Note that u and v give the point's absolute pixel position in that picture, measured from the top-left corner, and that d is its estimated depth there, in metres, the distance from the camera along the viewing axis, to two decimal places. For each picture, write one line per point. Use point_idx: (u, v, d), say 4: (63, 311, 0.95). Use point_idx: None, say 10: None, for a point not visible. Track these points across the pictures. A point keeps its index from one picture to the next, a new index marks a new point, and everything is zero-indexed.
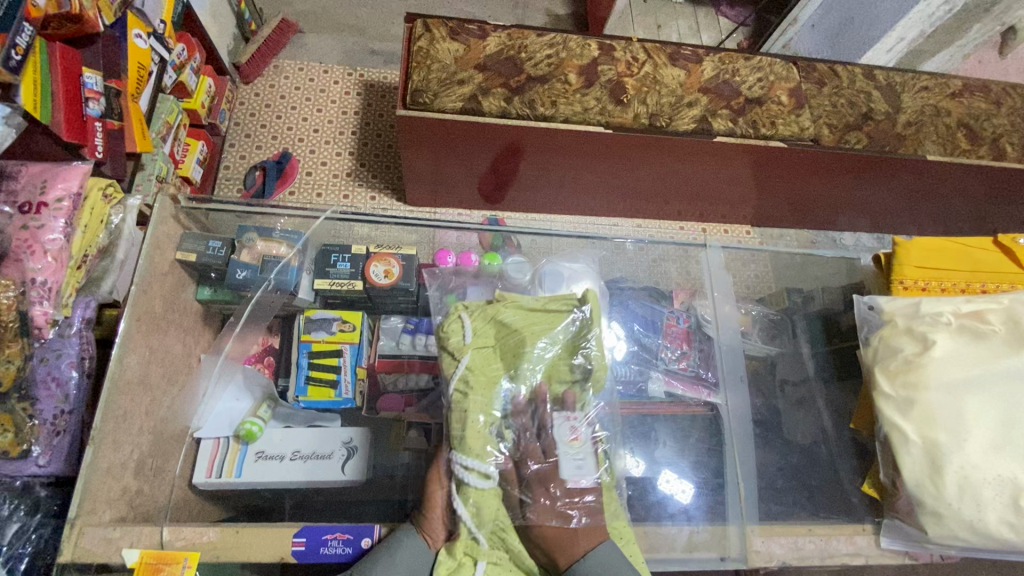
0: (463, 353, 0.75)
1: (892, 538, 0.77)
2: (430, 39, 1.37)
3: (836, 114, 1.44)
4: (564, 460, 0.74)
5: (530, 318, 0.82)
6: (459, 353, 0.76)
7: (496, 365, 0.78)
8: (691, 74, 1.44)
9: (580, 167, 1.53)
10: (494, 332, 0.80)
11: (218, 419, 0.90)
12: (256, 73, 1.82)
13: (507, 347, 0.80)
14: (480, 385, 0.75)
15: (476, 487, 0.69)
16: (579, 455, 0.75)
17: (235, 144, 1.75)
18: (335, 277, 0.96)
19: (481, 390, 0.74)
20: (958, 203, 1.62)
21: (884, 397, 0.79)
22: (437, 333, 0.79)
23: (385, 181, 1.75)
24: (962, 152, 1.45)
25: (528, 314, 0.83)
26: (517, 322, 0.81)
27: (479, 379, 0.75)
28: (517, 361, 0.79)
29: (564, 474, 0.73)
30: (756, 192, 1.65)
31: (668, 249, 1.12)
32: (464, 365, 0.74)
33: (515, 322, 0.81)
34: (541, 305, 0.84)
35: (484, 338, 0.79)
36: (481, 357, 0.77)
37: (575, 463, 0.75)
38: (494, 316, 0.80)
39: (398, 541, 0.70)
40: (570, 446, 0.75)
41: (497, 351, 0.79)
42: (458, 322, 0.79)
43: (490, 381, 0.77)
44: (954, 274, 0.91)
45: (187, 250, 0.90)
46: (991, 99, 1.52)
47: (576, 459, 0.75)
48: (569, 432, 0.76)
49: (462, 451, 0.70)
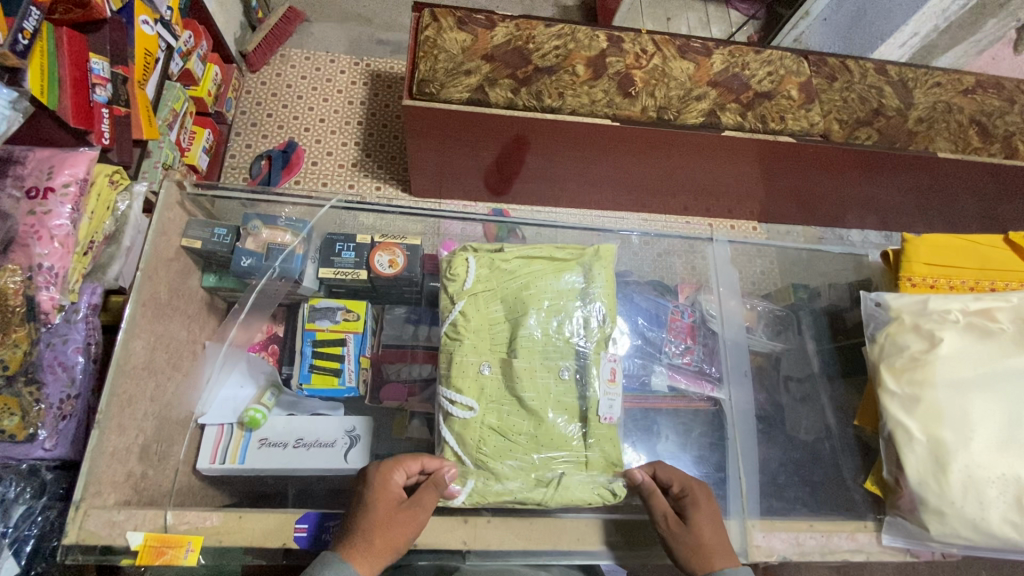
0: (459, 298, 0.85)
1: (893, 536, 0.76)
2: (437, 28, 1.36)
3: (847, 109, 1.42)
4: (599, 398, 0.82)
5: (534, 265, 0.90)
6: (456, 298, 0.86)
7: (497, 307, 0.86)
8: (700, 66, 1.42)
9: (587, 160, 1.52)
10: (496, 276, 0.88)
11: (222, 406, 0.90)
12: (261, 62, 1.82)
13: (508, 290, 0.87)
14: (473, 327, 0.83)
15: (460, 416, 0.78)
16: (613, 395, 0.83)
17: (240, 133, 1.75)
18: (339, 266, 0.96)
19: (472, 334, 0.83)
20: (967, 202, 1.61)
21: (889, 394, 0.78)
22: (445, 275, 0.89)
23: (391, 171, 1.75)
24: (974, 149, 1.43)
25: (530, 260, 0.91)
26: (518, 268, 0.89)
27: (471, 322, 0.84)
28: (519, 302, 0.86)
29: (597, 409, 0.81)
30: (764, 187, 1.64)
31: (674, 243, 1.10)
32: (458, 309, 0.84)
33: (517, 269, 0.89)
34: (550, 255, 0.92)
35: (486, 280, 0.87)
36: (481, 303, 0.86)
37: (608, 403, 0.82)
38: (496, 260, 0.89)
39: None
40: (608, 385, 0.83)
41: (498, 294, 0.87)
42: (463, 267, 0.88)
43: (488, 324, 0.85)
44: (964, 271, 0.90)
45: (193, 237, 0.90)
46: (1004, 96, 1.49)
47: (610, 399, 0.82)
48: (608, 372, 0.84)
49: (448, 387, 0.80)
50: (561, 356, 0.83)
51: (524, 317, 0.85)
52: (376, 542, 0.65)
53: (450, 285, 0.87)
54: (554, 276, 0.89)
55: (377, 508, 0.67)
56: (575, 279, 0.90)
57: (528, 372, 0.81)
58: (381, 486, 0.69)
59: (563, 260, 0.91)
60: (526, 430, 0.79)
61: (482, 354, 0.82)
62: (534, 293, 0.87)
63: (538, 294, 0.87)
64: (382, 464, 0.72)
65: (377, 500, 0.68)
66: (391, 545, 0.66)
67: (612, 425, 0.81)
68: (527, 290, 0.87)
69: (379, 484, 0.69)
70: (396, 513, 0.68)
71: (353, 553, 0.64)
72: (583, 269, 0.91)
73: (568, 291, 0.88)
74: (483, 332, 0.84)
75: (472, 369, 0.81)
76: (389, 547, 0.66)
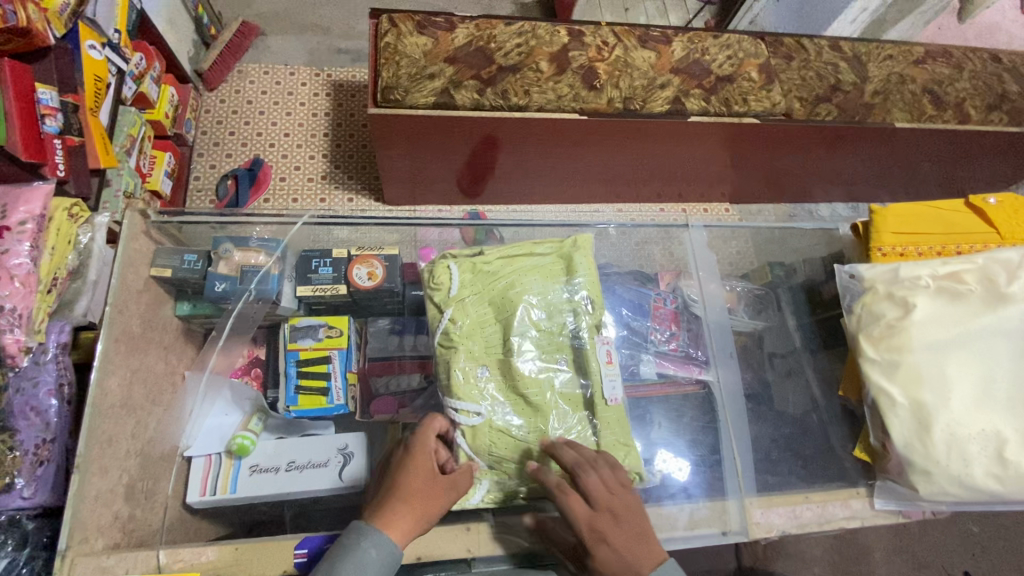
0: (447, 305, 0.84)
1: (885, 500, 0.79)
2: (398, 33, 1.35)
3: (806, 87, 1.45)
4: (602, 381, 0.82)
5: (514, 261, 0.90)
6: (444, 306, 0.85)
7: (487, 309, 0.86)
8: (661, 55, 1.44)
9: (558, 156, 1.53)
10: (480, 278, 0.88)
11: (208, 436, 0.89)
12: (220, 80, 1.78)
13: (494, 291, 0.86)
14: (465, 333, 0.83)
15: (468, 425, 0.77)
16: (615, 377, 0.83)
17: (204, 153, 1.71)
18: (317, 282, 0.94)
19: (465, 340, 0.82)
20: (928, 166, 1.66)
21: (869, 361, 0.80)
22: (427, 284, 0.87)
23: (363, 182, 1.74)
24: (929, 117, 1.47)
25: (512, 258, 0.90)
26: (501, 267, 0.89)
27: (462, 330, 0.83)
28: (507, 302, 0.86)
29: (603, 393, 0.81)
30: (734, 168, 1.67)
31: (651, 232, 1.10)
32: (447, 317, 0.83)
33: (501, 269, 0.89)
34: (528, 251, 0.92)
35: (471, 285, 0.87)
36: (468, 308, 0.85)
37: (611, 385, 0.82)
38: (478, 264, 0.89)
39: (349, 548, 0.63)
40: (607, 367, 0.84)
41: (485, 297, 0.86)
42: (445, 273, 0.87)
43: (479, 330, 0.84)
44: (929, 237, 0.93)
45: (162, 266, 0.85)
46: (953, 64, 1.55)
47: (611, 380, 0.83)
48: (605, 355, 0.84)
49: (456, 397, 0.79)
50: (558, 351, 0.85)
51: (512, 317, 0.85)
52: (414, 507, 0.67)
53: (435, 293, 0.86)
54: (540, 274, 0.88)
55: (418, 475, 0.69)
56: (559, 272, 0.90)
57: (527, 368, 0.82)
58: (420, 456, 0.71)
59: (545, 255, 0.91)
60: (535, 425, 0.79)
61: (478, 359, 0.82)
62: (520, 292, 0.86)
63: (523, 290, 0.86)
64: (420, 434, 0.74)
65: (418, 468, 0.70)
66: (425, 511, 0.68)
67: (619, 406, 0.81)
68: (515, 288, 0.87)
69: (417, 453, 0.71)
70: (433, 487, 0.69)
71: (392, 518, 0.66)
72: (569, 261, 0.90)
73: (552, 283, 0.88)
74: (476, 336, 0.84)
75: (473, 377, 0.81)
76: (424, 516, 0.68)
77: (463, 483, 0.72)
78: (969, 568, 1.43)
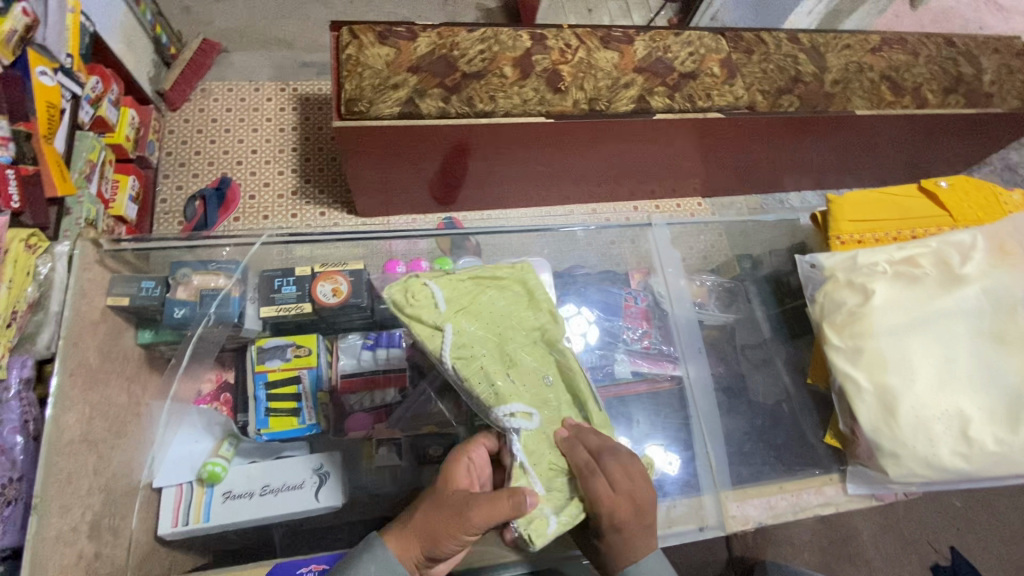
0: (444, 325, 0.77)
1: (857, 484, 0.83)
2: (359, 45, 1.34)
3: (767, 80, 1.47)
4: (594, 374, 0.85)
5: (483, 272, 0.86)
6: (440, 325, 0.77)
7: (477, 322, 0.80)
8: (624, 55, 1.45)
9: (527, 159, 1.53)
10: (459, 292, 0.82)
11: (177, 465, 0.87)
12: (182, 100, 1.76)
13: (479, 303, 0.82)
14: (471, 350, 0.77)
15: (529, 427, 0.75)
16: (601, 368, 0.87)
17: (169, 175, 1.68)
18: (281, 302, 0.93)
19: (477, 354, 0.77)
20: (891, 150, 1.70)
21: (835, 349, 0.81)
22: (403, 307, 0.78)
23: (333, 195, 1.72)
24: (888, 103, 1.51)
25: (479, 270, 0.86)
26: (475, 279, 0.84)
27: (467, 347, 0.77)
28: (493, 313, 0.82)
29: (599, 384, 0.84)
30: (703, 163, 1.68)
31: (617, 232, 1.08)
32: (451, 335, 0.76)
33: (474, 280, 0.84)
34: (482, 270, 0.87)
35: (454, 300, 0.80)
36: (462, 324, 0.78)
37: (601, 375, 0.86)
38: (455, 280, 0.83)
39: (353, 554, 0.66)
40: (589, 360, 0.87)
41: (472, 311, 0.80)
42: (426, 291, 0.79)
43: (477, 345, 0.78)
44: (885, 223, 0.95)
45: (118, 295, 0.84)
46: (909, 50, 1.58)
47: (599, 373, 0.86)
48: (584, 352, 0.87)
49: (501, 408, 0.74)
50: (543, 363, 0.81)
51: (501, 330, 0.81)
52: (427, 524, 0.66)
53: (422, 315, 0.77)
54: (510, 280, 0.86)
55: (442, 493, 0.69)
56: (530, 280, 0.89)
57: (534, 373, 0.80)
58: (451, 476, 0.72)
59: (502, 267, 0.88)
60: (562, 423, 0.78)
61: (492, 373, 0.76)
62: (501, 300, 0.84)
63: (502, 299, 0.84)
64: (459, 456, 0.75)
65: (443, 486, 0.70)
66: (433, 528, 0.65)
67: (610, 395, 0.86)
68: (495, 305, 0.83)
69: (449, 472, 0.72)
70: (445, 505, 0.67)
71: (403, 536, 0.67)
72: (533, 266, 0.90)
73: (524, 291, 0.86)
74: (479, 351, 0.77)
75: (498, 389, 0.75)
76: (435, 532, 0.65)
77: (493, 503, 0.65)
78: (954, 542, 1.46)
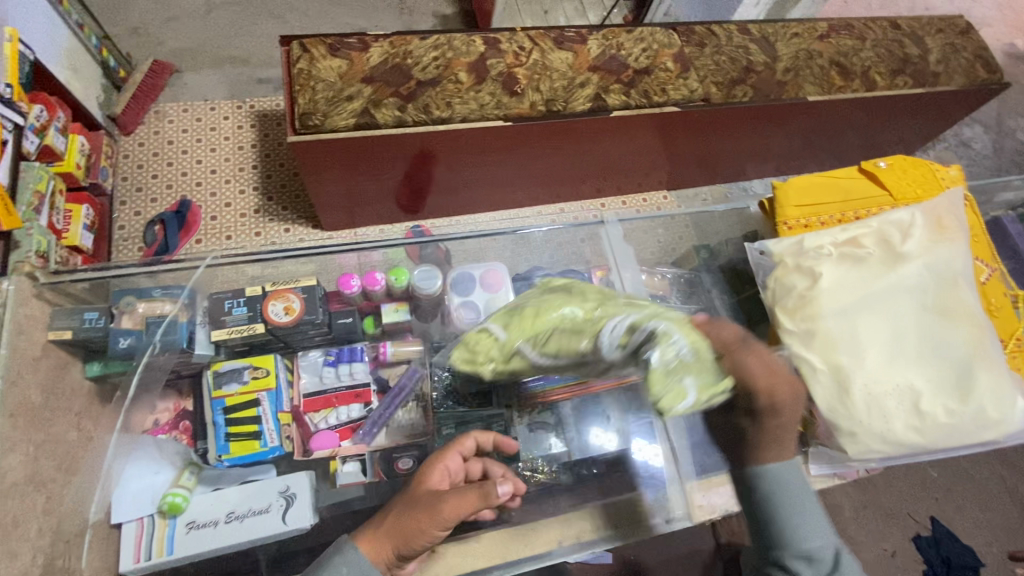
0: (514, 339, 0.74)
1: (817, 465, 0.85)
2: (310, 58, 1.32)
3: (721, 72, 1.50)
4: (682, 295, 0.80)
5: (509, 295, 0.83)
6: (509, 347, 0.74)
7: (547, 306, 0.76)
8: (578, 54, 1.45)
9: (490, 163, 1.53)
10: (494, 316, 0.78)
11: (136, 498, 0.84)
12: (135, 123, 1.72)
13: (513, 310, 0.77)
14: (551, 331, 0.73)
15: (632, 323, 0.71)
16: None
17: (125, 201, 1.64)
18: (233, 324, 0.92)
19: (555, 330, 0.73)
20: (846, 133, 1.74)
21: (788, 333, 0.82)
22: (471, 354, 0.77)
23: (297, 211, 1.70)
24: (838, 88, 1.54)
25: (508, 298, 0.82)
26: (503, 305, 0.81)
27: (545, 337, 0.73)
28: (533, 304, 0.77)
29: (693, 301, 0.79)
30: (666, 156, 1.70)
31: (574, 232, 1.11)
32: (522, 340, 0.74)
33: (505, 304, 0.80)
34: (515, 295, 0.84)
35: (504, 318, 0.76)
36: (532, 322, 0.74)
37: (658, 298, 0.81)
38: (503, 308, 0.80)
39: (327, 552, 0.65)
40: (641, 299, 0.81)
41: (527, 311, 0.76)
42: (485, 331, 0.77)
43: (558, 327, 0.74)
44: (828, 206, 0.97)
45: (60, 329, 0.82)
46: (855, 35, 1.62)
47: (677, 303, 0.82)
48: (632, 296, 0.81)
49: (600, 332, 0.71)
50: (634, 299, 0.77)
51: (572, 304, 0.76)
52: (396, 524, 0.66)
53: (490, 352, 0.75)
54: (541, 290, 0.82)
55: (416, 493, 0.69)
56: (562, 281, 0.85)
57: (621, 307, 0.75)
58: (428, 476, 0.72)
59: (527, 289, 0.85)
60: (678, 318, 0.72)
61: (585, 333, 0.72)
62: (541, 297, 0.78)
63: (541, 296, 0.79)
64: (436, 458, 0.75)
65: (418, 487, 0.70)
66: (402, 528, 0.65)
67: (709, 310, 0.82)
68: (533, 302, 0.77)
69: (427, 471, 0.73)
70: (418, 504, 0.67)
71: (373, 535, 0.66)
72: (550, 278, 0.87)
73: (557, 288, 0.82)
74: (561, 331, 0.73)
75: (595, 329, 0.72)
76: (403, 532, 0.65)
77: (466, 501, 0.66)
78: (933, 512, 1.49)
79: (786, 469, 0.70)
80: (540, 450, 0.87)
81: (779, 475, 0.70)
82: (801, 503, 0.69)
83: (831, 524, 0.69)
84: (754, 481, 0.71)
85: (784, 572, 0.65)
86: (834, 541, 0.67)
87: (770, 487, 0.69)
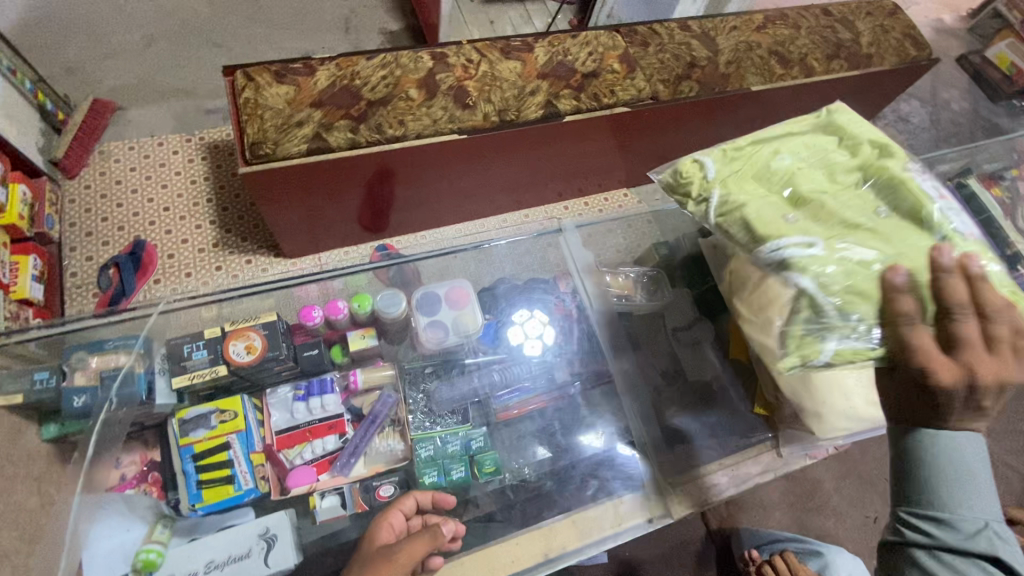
0: (710, 190, 0.85)
1: (790, 447, 0.91)
2: (255, 87, 1.31)
3: (666, 69, 1.53)
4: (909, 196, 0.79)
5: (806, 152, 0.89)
6: (705, 191, 0.85)
7: (754, 184, 0.85)
8: (526, 63, 1.47)
9: (450, 177, 1.53)
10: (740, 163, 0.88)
11: (108, 559, 0.79)
12: (79, 166, 1.66)
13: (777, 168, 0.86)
14: (740, 193, 0.83)
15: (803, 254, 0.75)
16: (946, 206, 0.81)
17: (75, 246, 1.58)
18: (193, 369, 0.90)
19: (745, 195, 0.82)
20: (792, 118, 1.80)
21: (748, 321, 0.84)
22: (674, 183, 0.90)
23: (258, 241, 1.66)
24: (779, 76, 1.60)
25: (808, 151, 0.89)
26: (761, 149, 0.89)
27: (737, 197, 0.83)
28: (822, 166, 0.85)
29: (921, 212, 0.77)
30: (622, 155, 1.73)
31: (529, 244, 1.10)
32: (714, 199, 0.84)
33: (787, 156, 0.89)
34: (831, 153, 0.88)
35: (728, 169, 0.88)
36: (731, 184, 0.85)
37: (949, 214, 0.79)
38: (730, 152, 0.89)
39: None
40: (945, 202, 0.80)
41: (751, 174, 0.86)
42: (694, 168, 0.89)
43: (750, 191, 0.83)
44: None
45: (10, 393, 0.83)
46: (790, 24, 1.68)
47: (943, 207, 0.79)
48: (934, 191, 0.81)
49: (774, 240, 0.77)
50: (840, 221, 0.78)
51: (790, 183, 0.83)
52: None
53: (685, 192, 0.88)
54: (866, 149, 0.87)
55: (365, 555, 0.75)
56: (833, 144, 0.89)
57: (828, 207, 0.79)
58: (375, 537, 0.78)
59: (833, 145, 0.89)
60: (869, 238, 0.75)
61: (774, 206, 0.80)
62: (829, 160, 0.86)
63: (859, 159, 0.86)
64: (382, 517, 0.82)
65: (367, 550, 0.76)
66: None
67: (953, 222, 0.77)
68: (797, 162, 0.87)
69: (374, 534, 0.79)
70: (372, 559, 0.72)
71: None
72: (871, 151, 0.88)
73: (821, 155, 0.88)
74: (755, 200, 0.82)
75: (777, 218, 0.79)
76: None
77: (418, 543, 0.73)
78: None
79: (955, 445, 0.66)
80: (525, 458, 0.95)
81: (947, 447, 0.66)
82: (957, 492, 0.65)
83: (996, 503, 0.67)
84: (915, 446, 0.67)
85: (909, 525, 0.66)
86: (986, 514, 0.65)
87: (932, 451, 0.66)
